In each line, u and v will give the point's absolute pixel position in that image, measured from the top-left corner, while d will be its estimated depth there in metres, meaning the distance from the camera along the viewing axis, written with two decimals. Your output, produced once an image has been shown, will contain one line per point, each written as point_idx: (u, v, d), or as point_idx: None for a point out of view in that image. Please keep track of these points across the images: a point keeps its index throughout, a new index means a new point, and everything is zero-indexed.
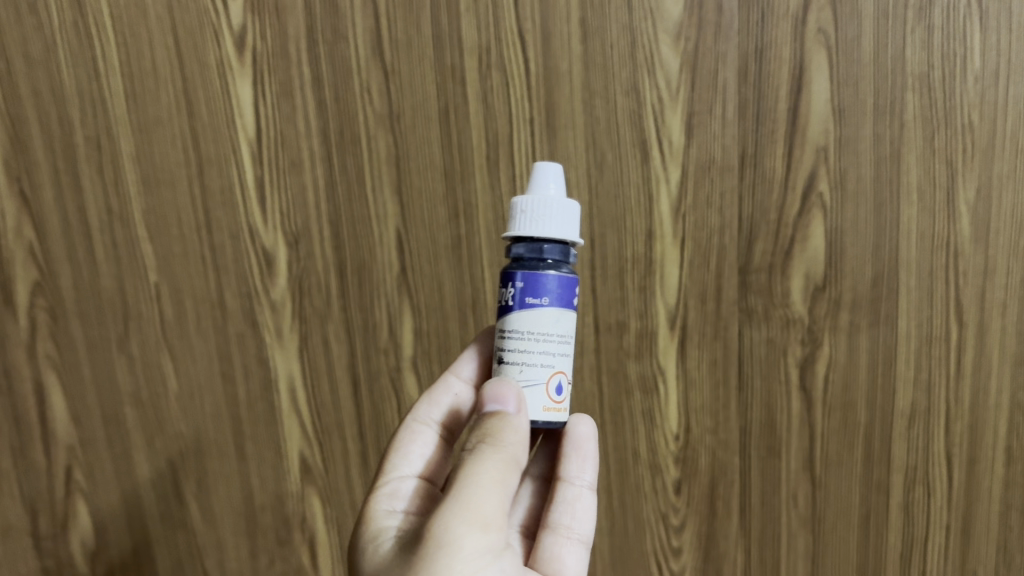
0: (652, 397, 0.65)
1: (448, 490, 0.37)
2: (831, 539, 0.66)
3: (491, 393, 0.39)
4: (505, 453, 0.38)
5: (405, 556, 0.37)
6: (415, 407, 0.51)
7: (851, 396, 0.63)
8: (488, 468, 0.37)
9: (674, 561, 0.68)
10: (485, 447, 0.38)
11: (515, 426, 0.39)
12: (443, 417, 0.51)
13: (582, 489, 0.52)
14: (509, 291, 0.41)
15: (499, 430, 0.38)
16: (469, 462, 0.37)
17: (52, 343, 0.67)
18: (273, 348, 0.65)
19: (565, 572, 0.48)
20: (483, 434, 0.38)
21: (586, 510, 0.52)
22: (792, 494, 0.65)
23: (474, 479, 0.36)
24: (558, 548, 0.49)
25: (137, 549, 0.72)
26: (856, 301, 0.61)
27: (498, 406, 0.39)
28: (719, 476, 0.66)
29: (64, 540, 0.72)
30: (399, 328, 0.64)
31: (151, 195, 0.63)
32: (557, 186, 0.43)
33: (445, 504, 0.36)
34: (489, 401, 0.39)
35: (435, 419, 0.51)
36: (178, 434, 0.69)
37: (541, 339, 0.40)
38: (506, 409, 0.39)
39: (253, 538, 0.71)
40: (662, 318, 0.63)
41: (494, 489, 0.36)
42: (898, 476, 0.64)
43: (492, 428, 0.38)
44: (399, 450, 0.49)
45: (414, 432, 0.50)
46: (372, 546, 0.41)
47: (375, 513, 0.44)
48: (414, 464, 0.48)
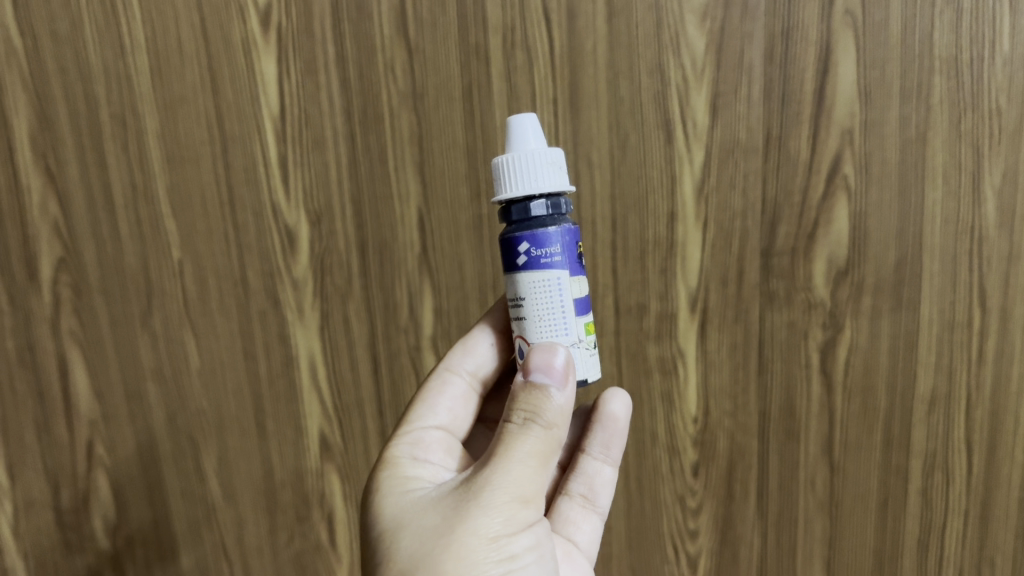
0: (672, 379, 0.65)
1: (491, 461, 0.39)
2: (848, 523, 0.66)
3: (538, 362, 0.40)
4: (549, 433, 0.40)
5: (433, 509, 0.39)
6: (448, 354, 0.52)
7: (872, 381, 0.63)
8: (531, 446, 0.39)
9: (690, 542, 0.68)
10: (533, 425, 0.39)
11: (559, 404, 0.40)
12: (477, 367, 0.52)
13: (605, 464, 0.55)
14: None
15: (544, 407, 0.39)
16: (514, 437, 0.39)
17: (75, 319, 0.68)
18: (294, 326, 0.66)
19: (578, 537, 0.53)
20: (531, 408, 0.39)
21: (606, 483, 0.55)
22: (810, 478, 0.65)
23: (518, 456, 0.39)
24: (572, 515, 0.54)
25: (158, 525, 0.73)
26: (879, 286, 0.61)
27: (546, 381, 0.40)
28: (737, 459, 0.66)
29: (86, 513, 0.73)
30: (420, 307, 0.64)
31: (175, 173, 0.63)
32: (531, 143, 0.43)
33: (491, 475, 0.38)
34: (534, 371, 0.40)
35: (470, 370, 0.52)
36: (200, 410, 0.69)
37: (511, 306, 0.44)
38: (551, 381, 0.40)
39: (272, 514, 0.71)
40: (683, 300, 0.63)
41: (534, 465, 0.39)
42: (917, 461, 0.64)
43: (537, 404, 0.39)
44: (427, 399, 0.51)
45: (445, 381, 0.51)
46: (389, 494, 0.42)
47: (395, 458, 0.45)
48: (443, 415, 0.50)
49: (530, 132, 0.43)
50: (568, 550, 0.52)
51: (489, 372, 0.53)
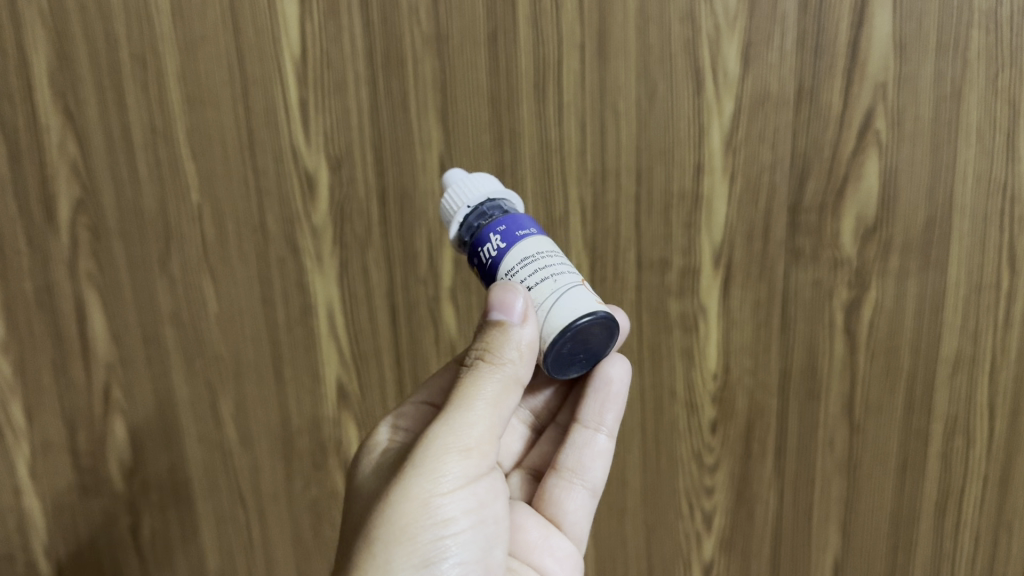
0: (692, 335, 0.64)
1: (446, 411, 0.41)
2: (866, 483, 0.66)
3: (495, 300, 0.41)
4: (503, 372, 0.41)
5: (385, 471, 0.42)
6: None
7: (895, 341, 0.62)
8: (488, 391, 0.41)
9: (706, 500, 0.69)
10: (487, 367, 0.41)
11: (518, 341, 0.41)
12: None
13: (599, 435, 0.54)
14: (490, 249, 0.44)
15: (501, 346, 0.41)
16: (472, 383, 0.41)
17: (94, 261, 0.67)
18: (313, 273, 0.65)
19: (563, 516, 0.53)
20: (488, 350, 0.41)
21: (599, 457, 0.54)
22: (829, 438, 0.65)
23: (471, 403, 0.40)
24: (559, 492, 0.53)
25: (174, 470, 0.73)
26: (908, 245, 0.59)
27: (501, 315, 0.41)
28: (756, 417, 0.66)
29: (102, 456, 0.73)
30: (439, 258, 0.64)
31: (196, 114, 0.62)
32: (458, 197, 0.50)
33: (437, 430, 0.40)
34: (492, 310, 0.41)
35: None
36: (217, 355, 0.69)
37: (538, 257, 0.42)
38: (509, 320, 0.41)
39: (288, 461, 0.72)
40: (706, 256, 0.62)
41: (486, 410, 0.40)
42: (938, 424, 0.63)
43: (496, 343, 0.41)
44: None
45: None
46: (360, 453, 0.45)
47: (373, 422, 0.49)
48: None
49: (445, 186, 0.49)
50: (545, 532, 0.52)
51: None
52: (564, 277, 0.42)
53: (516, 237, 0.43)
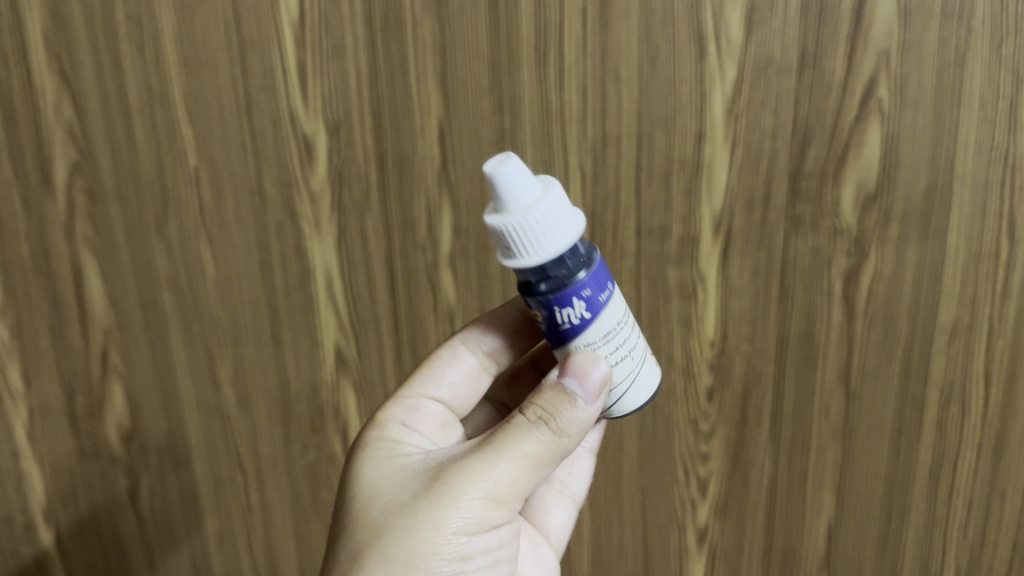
0: (691, 303, 0.64)
1: (485, 452, 0.40)
2: (861, 450, 0.67)
3: (575, 366, 0.40)
4: (542, 446, 0.40)
5: (407, 487, 0.42)
6: (468, 328, 0.54)
7: (893, 310, 0.62)
8: (532, 448, 0.40)
9: (702, 466, 0.69)
10: (542, 426, 0.40)
11: (580, 414, 0.40)
12: (491, 353, 0.54)
13: (585, 450, 0.57)
14: (572, 315, 0.39)
15: (562, 412, 0.40)
16: (519, 435, 0.40)
17: (91, 225, 0.67)
18: (311, 239, 0.65)
19: (549, 525, 0.54)
20: (548, 410, 0.41)
21: (584, 469, 0.57)
22: (825, 405, 0.66)
23: (511, 455, 0.40)
24: (548, 500, 0.55)
25: (172, 434, 0.74)
26: (907, 213, 0.59)
27: (574, 387, 0.40)
28: (753, 384, 0.66)
29: (101, 419, 0.73)
30: (437, 224, 0.63)
31: (193, 77, 0.62)
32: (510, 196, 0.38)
33: (473, 468, 0.40)
34: (570, 374, 0.40)
35: (483, 350, 0.54)
36: (215, 320, 0.69)
37: (614, 335, 0.40)
38: (580, 392, 0.40)
39: (287, 426, 0.72)
40: (706, 224, 0.62)
41: (523, 469, 0.40)
42: (934, 391, 0.64)
43: (555, 407, 0.41)
44: (437, 366, 0.53)
45: (455, 353, 0.53)
46: (382, 452, 0.46)
47: (386, 421, 0.49)
48: (443, 387, 0.53)
49: (510, 205, 0.38)
50: (533, 544, 0.53)
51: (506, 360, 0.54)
52: (636, 351, 0.42)
53: (598, 307, 0.39)
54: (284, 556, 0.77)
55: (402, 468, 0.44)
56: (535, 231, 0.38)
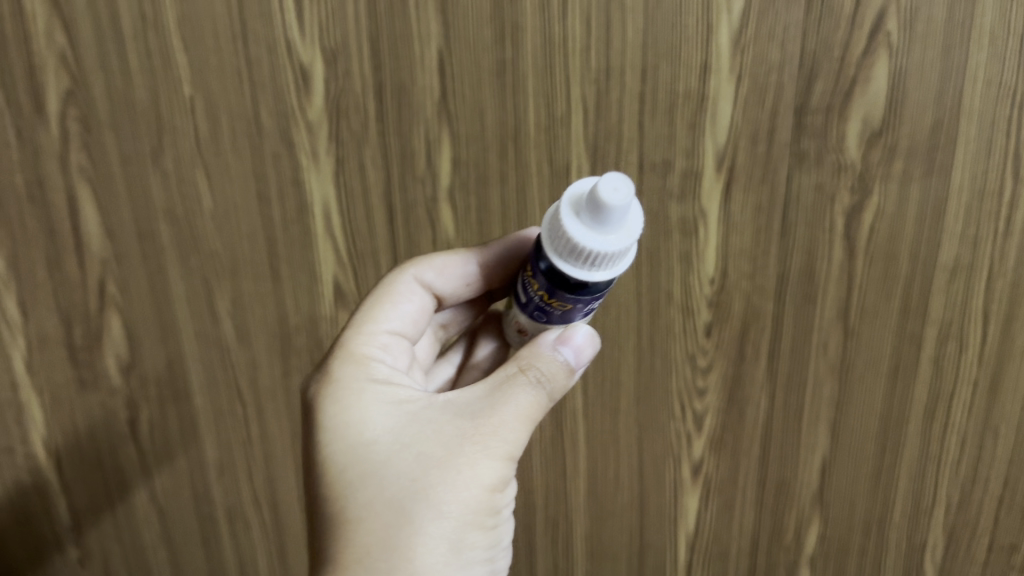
0: (692, 239, 0.64)
1: (501, 412, 0.40)
2: (858, 386, 0.67)
3: (577, 341, 0.42)
4: (546, 398, 0.41)
5: (425, 449, 0.39)
6: (422, 260, 0.49)
7: (894, 247, 0.62)
8: (537, 408, 0.41)
9: (698, 401, 0.70)
10: (546, 387, 0.41)
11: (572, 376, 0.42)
12: (444, 289, 0.50)
13: None
14: (600, 305, 0.42)
15: (559, 374, 0.42)
16: (529, 395, 0.41)
17: (86, 156, 0.66)
18: (309, 171, 0.64)
19: None
20: (546, 371, 0.41)
21: None
22: (823, 342, 0.66)
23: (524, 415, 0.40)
24: None
25: (171, 366, 0.74)
26: (912, 150, 0.59)
27: (567, 351, 0.42)
28: (752, 321, 0.66)
29: (99, 351, 0.73)
30: (437, 157, 0.63)
31: (187, 3, 0.60)
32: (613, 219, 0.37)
33: (495, 428, 0.40)
34: (567, 344, 0.42)
35: (435, 286, 0.49)
36: (212, 253, 0.69)
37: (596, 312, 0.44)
38: (574, 358, 0.42)
39: (286, 359, 0.72)
40: (709, 158, 0.61)
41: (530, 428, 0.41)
42: (932, 330, 0.64)
43: (554, 369, 0.41)
44: (391, 298, 0.47)
45: (412, 285, 0.48)
46: (368, 403, 0.41)
47: (356, 362, 0.43)
48: (401, 319, 0.47)
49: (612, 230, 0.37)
50: None
51: (454, 299, 0.51)
52: None
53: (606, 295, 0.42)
54: (284, 486, 0.78)
55: (398, 416, 0.41)
56: (628, 257, 0.38)
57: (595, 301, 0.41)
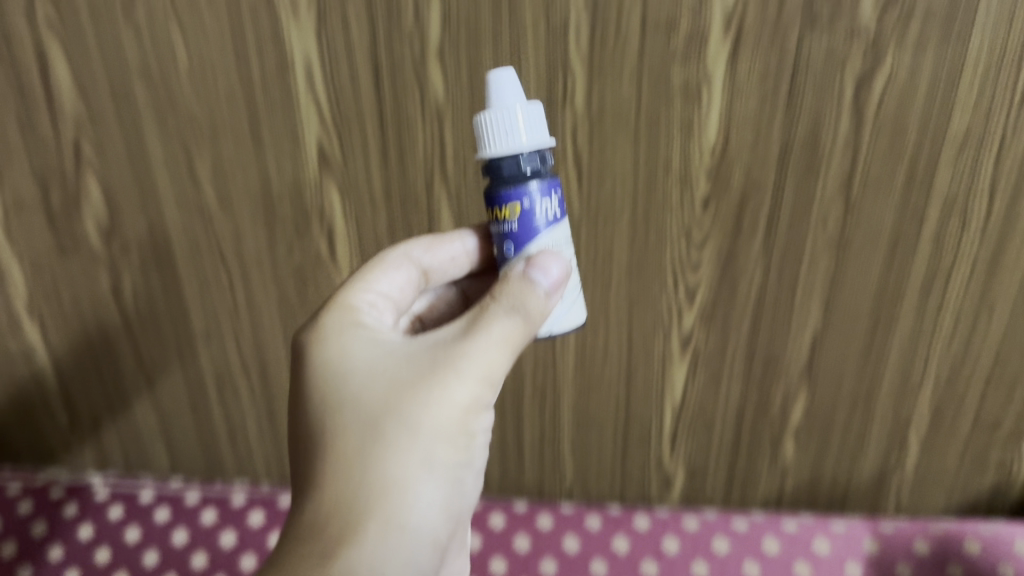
0: (694, 106, 0.61)
1: (472, 338, 0.40)
2: (854, 261, 0.66)
3: (543, 265, 0.42)
4: (522, 328, 0.41)
5: (397, 372, 0.40)
6: (412, 240, 0.52)
7: (903, 118, 0.59)
8: (511, 333, 0.41)
9: (691, 275, 0.68)
10: (518, 314, 0.41)
11: (547, 304, 0.42)
12: (432, 265, 0.52)
13: None
14: (551, 207, 0.43)
15: (532, 299, 0.42)
16: (499, 321, 0.41)
17: (53, 7, 0.62)
18: (290, 26, 0.61)
19: None
20: (519, 297, 0.41)
21: None
22: (822, 215, 0.64)
23: (495, 341, 0.41)
24: None
25: (153, 232, 0.72)
26: (930, 13, 0.55)
27: (541, 278, 0.42)
28: (751, 193, 0.64)
29: (78, 214, 0.71)
30: (426, 13, 0.59)
31: None
32: (497, 97, 0.43)
33: (466, 353, 0.40)
34: (536, 268, 0.42)
35: (425, 261, 0.52)
36: (190, 113, 0.65)
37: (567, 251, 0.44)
38: (547, 282, 0.42)
39: (270, 226, 0.70)
40: (717, 20, 0.57)
41: (505, 353, 0.41)
42: (936, 204, 0.63)
43: (525, 294, 0.41)
44: (382, 267, 0.50)
45: (400, 257, 0.51)
46: (346, 340, 0.43)
47: (339, 306, 0.45)
48: (391, 284, 0.49)
49: (491, 101, 0.43)
50: None
51: (441, 276, 0.53)
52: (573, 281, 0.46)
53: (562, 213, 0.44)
54: (272, 354, 0.78)
55: (372, 350, 0.42)
56: (511, 124, 0.42)
57: (539, 195, 0.43)
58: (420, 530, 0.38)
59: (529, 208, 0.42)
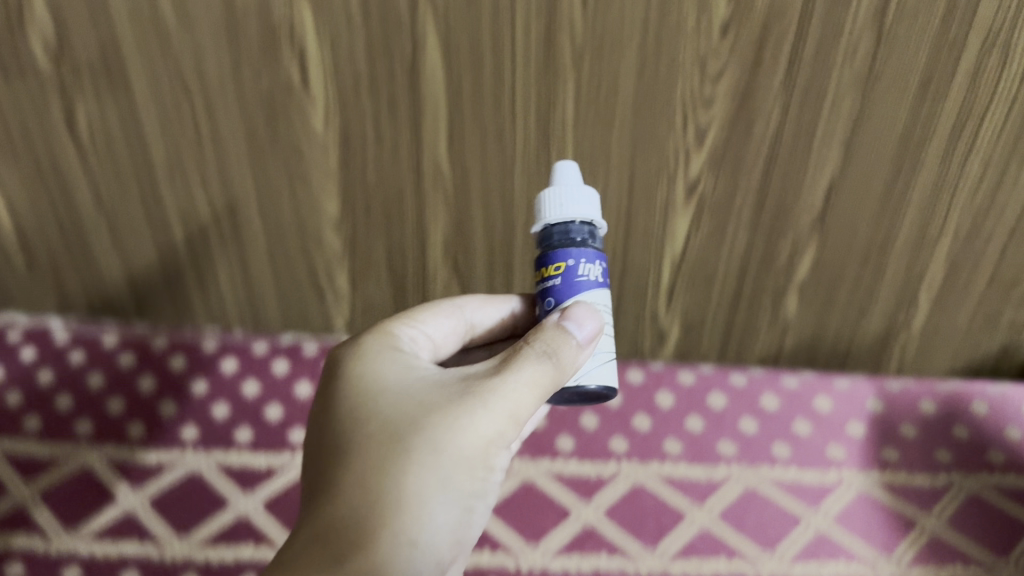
0: None
1: (503, 375, 0.41)
2: (880, 101, 0.60)
3: (576, 315, 0.43)
4: (553, 374, 0.42)
5: (430, 396, 0.41)
6: (464, 295, 0.52)
7: None
8: (543, 376, 0.41)
9: (703, 112, 0.62)
10: (549, 359, 0.42)
11: (579, 357, 0.43)
12: (478, 321, 0.52)
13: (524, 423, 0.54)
14: (590, 271, 0.45)
15: (564, 347, 0.42)
16: (531, 366, 0.41)
17: None
18: None
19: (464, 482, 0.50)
20: (551, 343, 0.42)
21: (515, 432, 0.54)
22: (852, 46, 0.57)
23: (526, 382, 0.41)
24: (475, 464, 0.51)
25: (105, 51, 0.61)
26: None
27: (574, 331, 0.43)
28: (777, 17, 0.56)
29: (20, 29, 0.60)
30: None
31: None
32: (560, 179, 0.47)
33: (495, 388, 0.41)
34: (569, 319, 0.43)
35: (474, 319, 0.52)
36: None
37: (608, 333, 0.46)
38: (579, 334, 0.43)
39: (236, 46, 0.60)
40: None
41: (534, 395, 0.41)
42: (976, 37, 0.56)
43: (558, 342, 0.42)
44: (431, 310, 0.49)
45: (448, 305, 0.51)
46: (385, 360, 0.43)
47: (383, 334, 0.45)
48: (438, 329, 0.49)
49: (553, 178, 0.47)
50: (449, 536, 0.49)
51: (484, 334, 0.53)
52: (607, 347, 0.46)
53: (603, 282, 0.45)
54: (243, 195, 0.69)
55: (408, 376, 0.43)
56: (564, 195, 0.46)
57: (582, 258, 0.45)
58: (426, 543, 0.39)
59: (574, 266, 0.45)
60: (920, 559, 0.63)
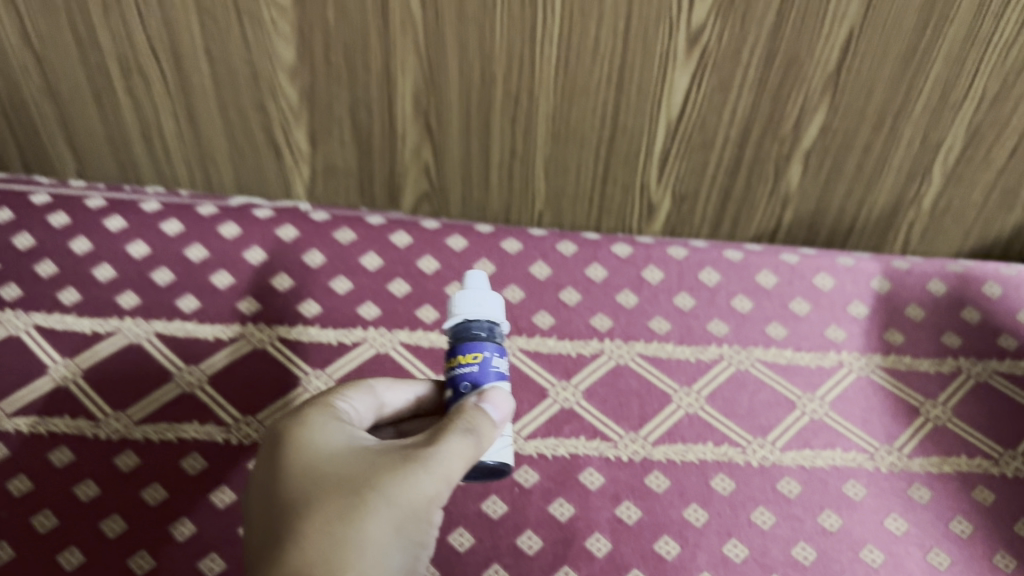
0: None
1: (434, 442, 0.41)
2: None
3: (494, 398, 0.44)
4: (479, 448, 0.42)
5: (367, 464, 0.41)
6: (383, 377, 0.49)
7: None
8: (472, 447, 0.42)
9: None
10: (474, 433, 0.42)
11: (496, 430, 0.43)
12: (394, 402, 0.49)
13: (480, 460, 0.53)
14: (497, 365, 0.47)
15: (484, 423, 0.43)
16: (460, 434, 0.42)
17: None
18: None
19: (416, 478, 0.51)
20: (473, 420, 0.43)
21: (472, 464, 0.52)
22: None
23: (458, 452, 0.41)
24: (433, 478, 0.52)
25: None
26: None
27: (492, 411, 0.44)
28: None
29: None
30: None
31: None
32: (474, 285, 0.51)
33: (427, 455, 0.41)
34: (488, 401, 0.44)
35: (391, 400, 0.49)
36: None
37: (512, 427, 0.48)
38: (496, 416, 0.44)
39: None
40: None
41: (462, 464, 0.41)
42: None
43: (478, 419, 0.43)
44: (355, 388, 0.47)
45: (369, 386, 0.48)
46: (321, 431, 0.43)
47: (318, 407, 0.44)
48: (364, 408, 0.47)
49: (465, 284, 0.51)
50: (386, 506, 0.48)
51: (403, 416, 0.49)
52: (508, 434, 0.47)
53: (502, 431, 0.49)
54: (186, 40, 0.61)
55: (347, 446, 0.43)
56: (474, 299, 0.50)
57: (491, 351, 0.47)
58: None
59: (483, 358, 0.47)
60: (921, 451, 0.59)
